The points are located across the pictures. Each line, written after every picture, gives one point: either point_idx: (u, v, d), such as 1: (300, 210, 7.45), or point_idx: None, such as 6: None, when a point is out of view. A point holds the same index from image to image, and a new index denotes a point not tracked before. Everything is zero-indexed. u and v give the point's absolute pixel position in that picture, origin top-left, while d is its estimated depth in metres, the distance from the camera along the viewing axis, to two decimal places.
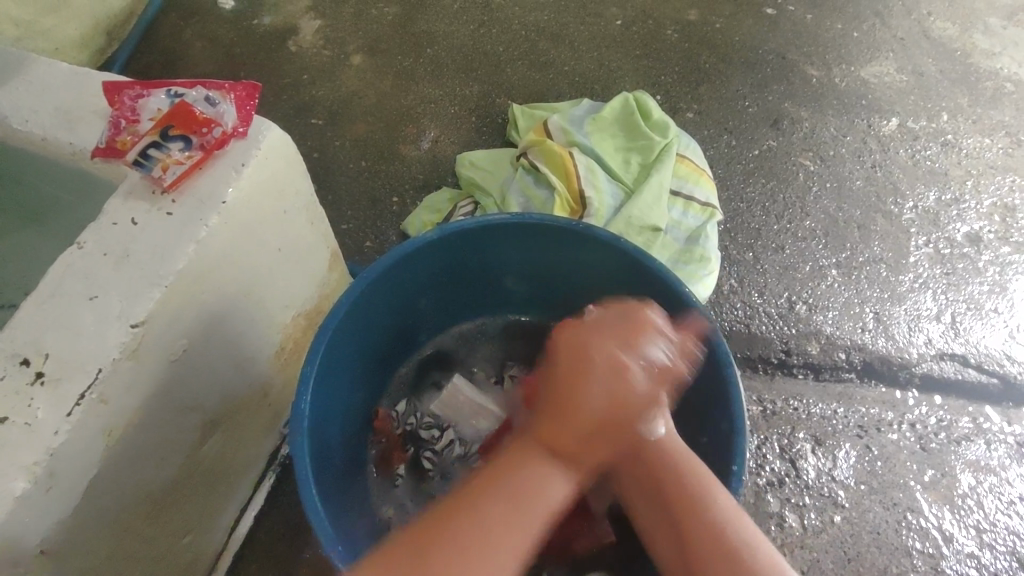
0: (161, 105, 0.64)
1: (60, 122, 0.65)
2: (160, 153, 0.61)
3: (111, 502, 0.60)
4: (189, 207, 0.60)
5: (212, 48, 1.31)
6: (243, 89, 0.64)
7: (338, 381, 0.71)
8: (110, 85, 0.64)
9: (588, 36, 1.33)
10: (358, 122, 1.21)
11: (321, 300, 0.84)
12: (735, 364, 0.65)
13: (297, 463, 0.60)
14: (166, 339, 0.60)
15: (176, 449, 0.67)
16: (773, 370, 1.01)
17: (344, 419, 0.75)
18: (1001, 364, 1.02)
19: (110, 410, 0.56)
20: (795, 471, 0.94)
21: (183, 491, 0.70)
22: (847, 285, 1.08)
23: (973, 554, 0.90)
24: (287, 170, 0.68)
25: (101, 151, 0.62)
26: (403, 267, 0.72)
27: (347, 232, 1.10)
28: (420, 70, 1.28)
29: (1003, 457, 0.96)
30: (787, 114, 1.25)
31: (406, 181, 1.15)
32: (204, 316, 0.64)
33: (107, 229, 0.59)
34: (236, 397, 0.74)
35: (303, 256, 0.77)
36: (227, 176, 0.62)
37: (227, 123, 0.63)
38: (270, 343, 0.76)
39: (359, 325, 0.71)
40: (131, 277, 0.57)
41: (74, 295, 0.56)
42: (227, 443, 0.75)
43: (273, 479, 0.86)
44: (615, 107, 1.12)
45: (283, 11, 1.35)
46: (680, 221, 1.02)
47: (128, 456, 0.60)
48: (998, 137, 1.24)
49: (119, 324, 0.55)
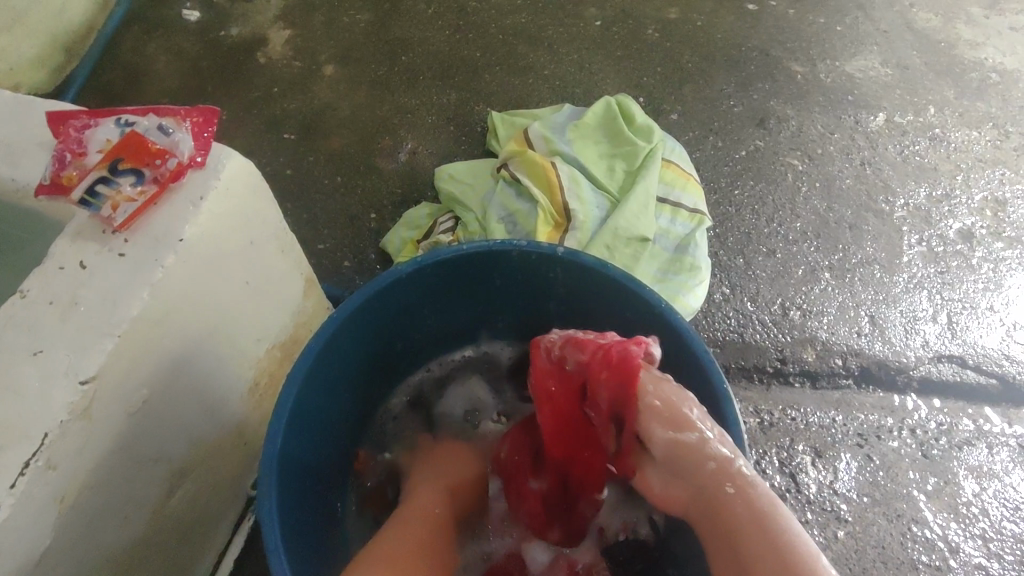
0: (109, 134, 0.59)
1: (1, 157, 0.61)
2: (108, 188, 0.56)
3: (71, 569, 0.56)
4: (142, 246, 0.56)
5: (178, 63, 1.26)
6: (200, 115, 0.60)
7: (313, 425, 0.67)
8: (54, 115, 0.60)
9: (568, 38, 1.29)
10: (331, 136, 1.17)
11: (296, 331, 0.80)
12: (735, 401, 0.61)
13: (267, 533, 0.55)
14: (122, 391, 0.55)
15: (142, 504, 0.62)
16: (769, 380, 0.98)
17: (322, 461, 0.70)
18: (999, 364, 1.00)
19: (61, 474, 0.51)
20: (795, 486, 0.91)
21: (153, 544, 0.66)
22: (841, 287, 1.05)
23: (980, 565, 0.88)
24: (249, 201, 0.64)
25: (46, 189, 0.58)
26: (377, 302, 0.68)
27: (324, 251, 1.06)
28: (395, 79, 1.24)
29: (1005, 462, 0.94)
30: (773, 112, 1.22)
31: (384, 196, 1.11)
32: (165, 363, 0.59)
33: (52, 274, 0.54)
34: (207, 441, 0.70)
35: (272, 287, 0.72)
36: (184, 214, 0.58)
37: (183, 154, 0.59)
38: (242, 380, 0.72)
39: (334, 364, 0.67)
40: (81, 329, 0.52)
41: (15, 350, 0.51)
42: (200, 490, 0.71)
43: (252, 521, 0.82)
44: (597, 113, 1.09)
45: (250, 21, 1.30)
46: (668, 230, 0.99)
47: (86, 518, 0.55)
48: (986, 129, 1.22)
49: (67, 381, 0.50)
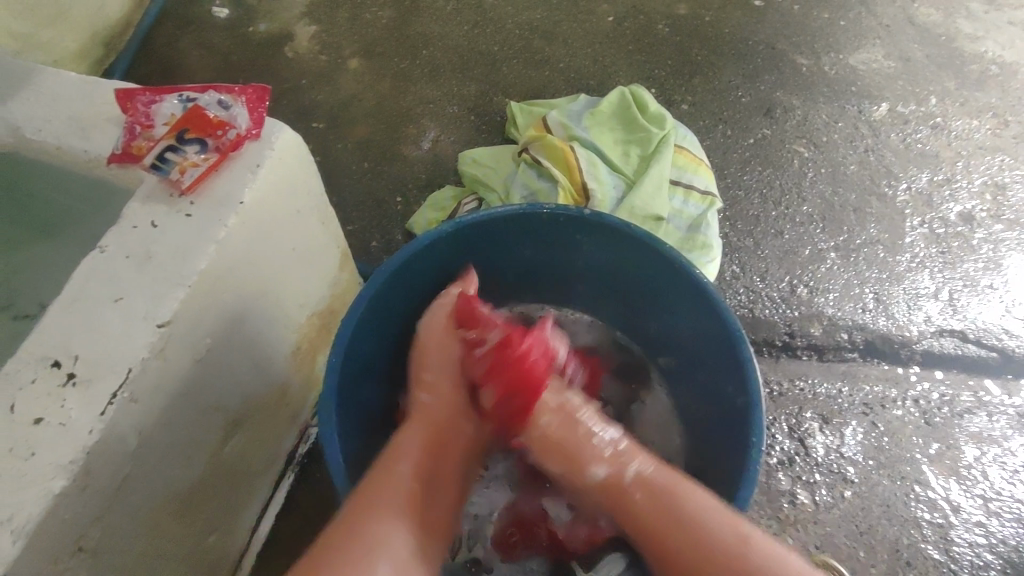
0: (173, 109, 0.65)
1: (75, 130, 0.66)
2: (176, 156, 0.62)
3: (143, 501, 0.61)
4: (207, 208, 0.61)
5: (210, 57, 1.32)
6: (254, 92, 0.65)
7: (359, 379, 0.72)
8: (121, 92, 0.65)
9: (582, 33, 1.35)
10: (358, 125, 1.23)
11: (333, 300, 0.86)
12: (748, 341, 0.67)
13: (329, 453, 0.61)
14: (191, 338, 0.60)
15: (201, 448, 0.67)
16: (778, 353, 1.03)
17: (366, 414, 0.76)
18: (998, 338, 1.04)
19: (141, 408, 0.57)
20: (804, 449, 0.96)
21: (209, 490, 0.71)
22: (846, 267, 1.10)
23: (980, 523, 0.92)
24: (299, 170, 0.69)
25: (118, 157, 0.64)
26: (416, 262, 0.73)
27: (353, 232, 1.12)
28: (417, 71, 1.29)
29: (1004, 428, 0.99)
30: (779, 103, 1.27)
31: (408, 180, 1.16)
32: (226, 315, 0.65)
33: (128, 232, 0.60)
34: (257, 397, 0.75)
35: (316, 255, 0.78)
36: (244, 177, 0.63)
37: (240, 125, 0.64)
38: (287, 341, 0.78)
39: (380, 316, 0.73)
40: (156, 278, 0.58)
41: (100, 298, 0.57)
42: (248, 442, 0.76)
43: (292, 479, 0.88)
44: (612, 101, 1.14)
45: (278, 18, 1.36)
46: (681, 211, 1.04)
47: (157, 455, 0.61)
48: (985, 118, 1.26)
49: (147, 324, 0.56)
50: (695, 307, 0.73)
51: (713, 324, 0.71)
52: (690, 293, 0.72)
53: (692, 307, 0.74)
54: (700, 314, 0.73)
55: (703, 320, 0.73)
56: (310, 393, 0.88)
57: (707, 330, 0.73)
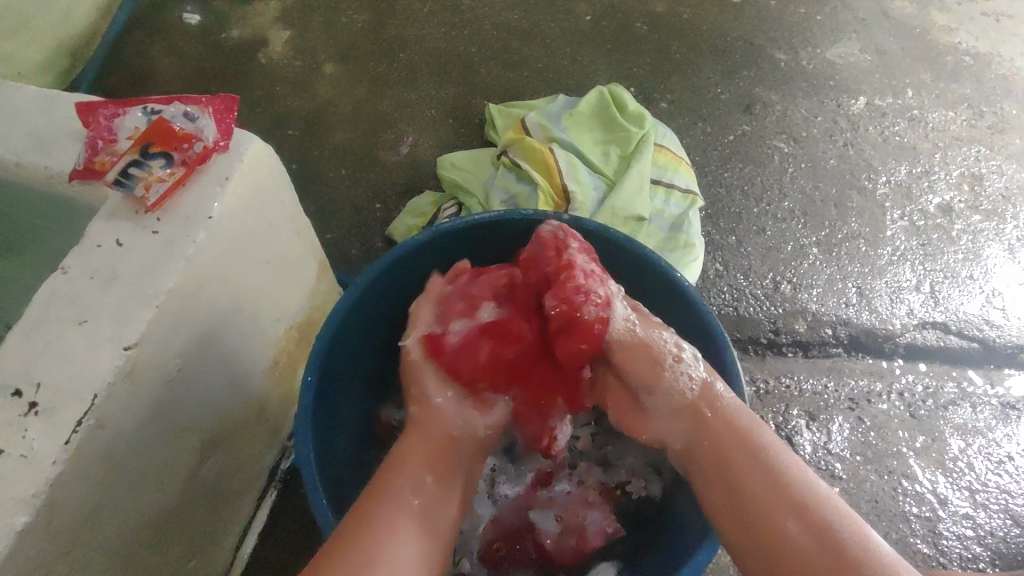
0: (137, 122, 0.62)
1: (33, 146, 0.64)
2: (140, 171, 0.60)
3: (115, 529, 0.59)
4: (173, 224, 0.59)
5: (181, 65, 1.29)
6: (221, 102, 0.63)
7: (337, 395, 0.71)
8: (84, 106, 0.63)
9: (559, 32, 1.34)
10: (335, 131, 1.21)
11: (311, 312, 0.84)
12: (730, 343, 0.67)
13: (306, 476, 0.59)
14: (159, 359, 0.58)
15: (176, 470, 0.66)
16: (763, 350, 1.02)
17: (346, 431, 0.74)
18: (980, 329, 1.05)
19: (108, 434, 0.55)
20: (792, 447, 0.96)
21: (186, 512, 0.69)
22: (828, 261, 1.10)
23: (967, 515, 0.92)
24: (270, 182, 0.67)
25: (80, 173, 0.61)
26: (392, 274, 0.72)
27: (332, 241, 1.10)
28: (394, 75, 1.28)
29: (989, 419, 0.99)
30: (759, 98, 1.27)
31: (387, 186, 1.15)
32: (197, 334, 0.63)
33: (91, 252, 0.58)
34: (234, 414, 0.73)
35: (291, 267, 0.76)
36: (211, 191, 0.61)
37: (207, 137, 0.62)
38: (264, 356, 0.76)
39: (357, 330, 0.71)
40: (121, 299, 0.56)
41: (63, 321, 0.55)
42: (226, 460, 0.74)
43: (275, 496, 0.86)
44: (591, 101, 1.13)
45: (250, 23, 1.34)
46: (662, 210, 1.03)
47: (128, 481, 0.59)
48: (961, 109, 1.27)
49: (112, 346, 0.54)
50: (678, 309, 0.73)
51: (697, 327, 0.71)
52: (673, 295, 0.72)
53: (675, 309, 0.73)
54: (682, 318, 0.73)
55: (686, 323, 0.73)
56: (290, 407, 0.86)
57: (691, 333, 0.73)
